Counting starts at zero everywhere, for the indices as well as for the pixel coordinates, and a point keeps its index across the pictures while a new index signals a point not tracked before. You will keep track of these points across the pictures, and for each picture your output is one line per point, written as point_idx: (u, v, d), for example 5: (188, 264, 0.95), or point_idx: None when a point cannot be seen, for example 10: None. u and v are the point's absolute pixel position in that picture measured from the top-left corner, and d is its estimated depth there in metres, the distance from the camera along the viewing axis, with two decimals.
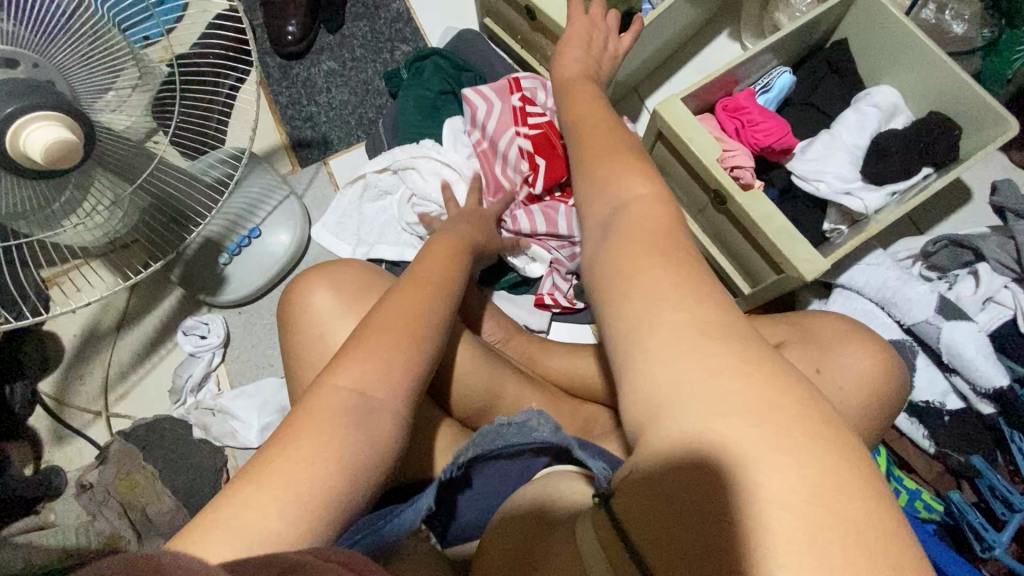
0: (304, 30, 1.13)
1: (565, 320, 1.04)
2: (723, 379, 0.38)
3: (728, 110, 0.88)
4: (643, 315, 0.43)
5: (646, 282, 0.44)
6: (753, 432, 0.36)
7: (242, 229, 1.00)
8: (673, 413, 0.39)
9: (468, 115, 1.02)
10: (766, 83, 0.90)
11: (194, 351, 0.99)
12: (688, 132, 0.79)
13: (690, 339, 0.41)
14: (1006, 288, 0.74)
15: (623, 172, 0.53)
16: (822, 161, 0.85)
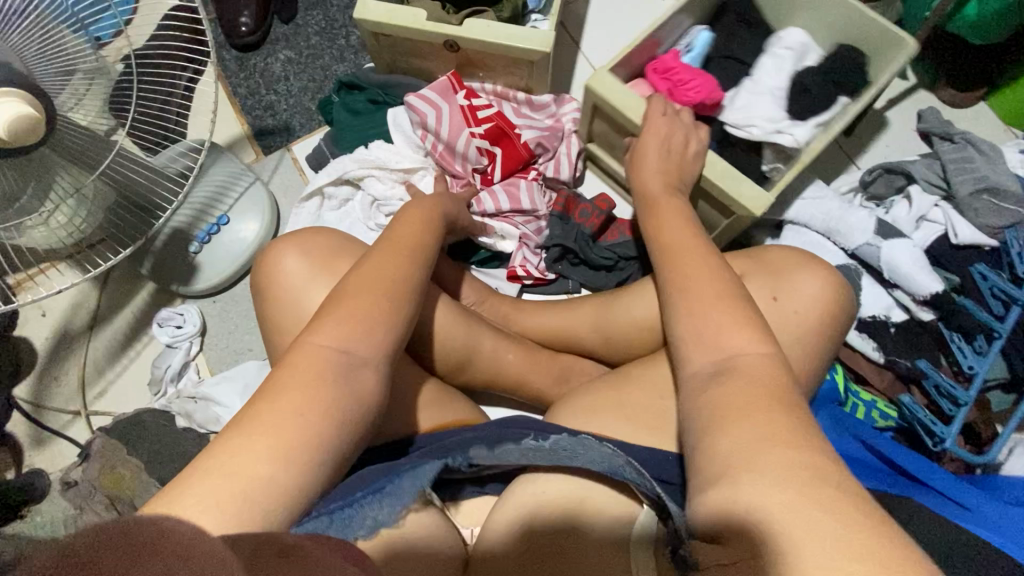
0: (258, 21, 1.15)
1: (537, 292, 1.04)
2: (774, 454, 0.44)
3: (659, 72, 0.93)
4: (725, 412, 0.49)
5: (718, 391, 0.51)
6: (787, 495, 0.41)
7: (211, 217, 1.01)
8: (737, 463, 0.45)
9: (410, 116, 1.00)
10: (687, 43, 0.96)
11: (171, 342, 0.99)
12: (625, 98, 0.83)
13: (759, 435, 0.46)
14: (937, 206, 0.79)
15: (697, 269, 0.62)
16: (749, 107, 0.90)
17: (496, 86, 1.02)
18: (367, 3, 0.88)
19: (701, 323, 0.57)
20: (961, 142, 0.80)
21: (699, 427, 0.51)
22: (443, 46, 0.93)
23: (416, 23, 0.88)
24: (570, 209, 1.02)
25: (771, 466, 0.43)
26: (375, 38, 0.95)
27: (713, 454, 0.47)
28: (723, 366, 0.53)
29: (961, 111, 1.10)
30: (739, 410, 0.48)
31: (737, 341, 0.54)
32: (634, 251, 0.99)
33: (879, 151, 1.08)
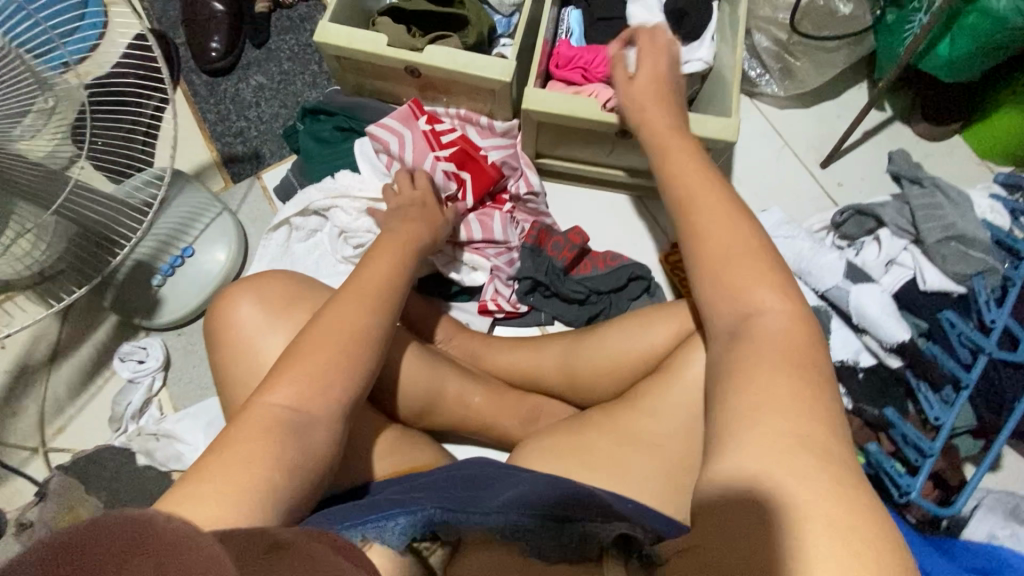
0: (228, 46, 1.13)
1: (510, 325, 1.02)
2: (792, 456, 0.42)
3: (561, 67, 0.94)
4: (742, 374, 0.47)
5: (747, 362, 0.48)
6: (802, 493, 0.40)
7: (174, 249, 0.98)
8: (740, 456, 0.44)
9: (375, 143, 0.98)
10: (566, 28, 0.99)
11: (133, 377, 0.96)
12: (563, 104, 0.84)
13: (770, 414, 0.44)
14: (905, 250, 0.79)
15: (717, 213, 0.56)
16: None
17: (460, 110, 0.98)
18: (328, 27, 0.87)
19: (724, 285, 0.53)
20: (930, 186, 0.78)
21: (715, 390, 0.49)
22: (403, 72, 0.91)
23: (377, 50, 0.87)
24: (543, 241, 1.00)
25: (775, 445, 0.43)
26: (338, 61, 0.93)
27: (727, 410, 0.47)
28: (741, 324, 0.51)
29: (936, 145, 1.10)
30: (758, 374, 0.47)
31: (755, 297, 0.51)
32: (607, 286, 0.98)
33: (855, 184, 1.07)
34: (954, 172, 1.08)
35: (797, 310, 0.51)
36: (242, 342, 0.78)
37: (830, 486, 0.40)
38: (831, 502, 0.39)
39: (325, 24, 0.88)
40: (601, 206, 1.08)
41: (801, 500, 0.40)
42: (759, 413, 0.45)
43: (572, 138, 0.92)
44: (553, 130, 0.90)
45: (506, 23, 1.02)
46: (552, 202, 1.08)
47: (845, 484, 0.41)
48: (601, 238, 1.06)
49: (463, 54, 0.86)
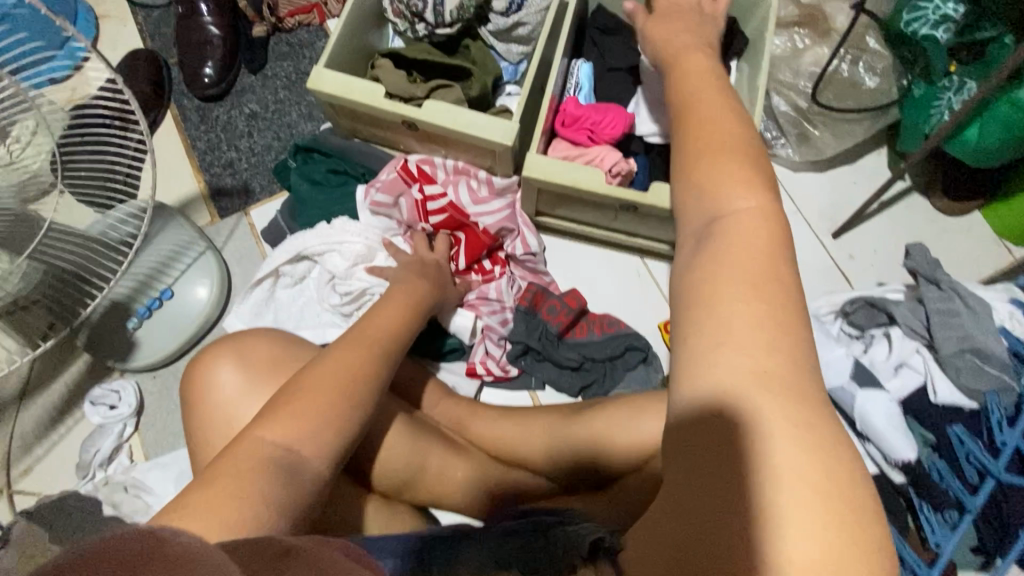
0: (221, 72, 1.08)
1: (499, 388, 0.97)
2: (767, 393, 0.36)
3: (567, 126, 0.89)
4: (711, 288, 0.40)
5: (724, 275, 0.40)
6: (774, 438, 0.34)
7: (153, 291, 0.95)
8: (713, 386, 0.37)
9: (370, 194, 0.94)
10: (575, 82, 0.94)
11: (103, 422, 0.92)
12: (566, 174, 0.80)
13: (750, 336, 0.37)
14: (917, 353, 0.75)
15: (711, 127, 0.47)
16: (659, 116, 0.91)
17: (456, 163, 0.95)
18: (322, 74, 0.82)
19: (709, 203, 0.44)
20: (948, 289, 0.74)
21: (682, 300, 0.41)
22: (400, 125, 0.87)
23: (374, 101, 0.83)
24: (538, 304, 0.96)
25: (745, 374, 0.36)
26: (332, 107, 0.88)
27: (695, 328, 0.39)
28: (710, 224, 0.43)
29: (953, 221, 1.05)
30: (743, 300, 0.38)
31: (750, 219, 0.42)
32: (602, 354, 0.94)
33: (866, 258, 1.03)
34: (972, 250, 1.04)
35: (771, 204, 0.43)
36: (212, 414, 0.75)
37: (801, 415, 0.35)
38: (797, 437, 0.34)
39: (320, 70, 0.83)
40: (600, 267, 1.03)
41: (772, 444, 0.34)
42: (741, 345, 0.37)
43: (574, 205, 0.88)
44: (554, 196, 0.86)
45: (513, 71, 0.97)
46: (552, 257, 1.04)
47: (823, 436, 0.35)
48: (600, 299, 1.02)
49: (464, 114, 0.82)
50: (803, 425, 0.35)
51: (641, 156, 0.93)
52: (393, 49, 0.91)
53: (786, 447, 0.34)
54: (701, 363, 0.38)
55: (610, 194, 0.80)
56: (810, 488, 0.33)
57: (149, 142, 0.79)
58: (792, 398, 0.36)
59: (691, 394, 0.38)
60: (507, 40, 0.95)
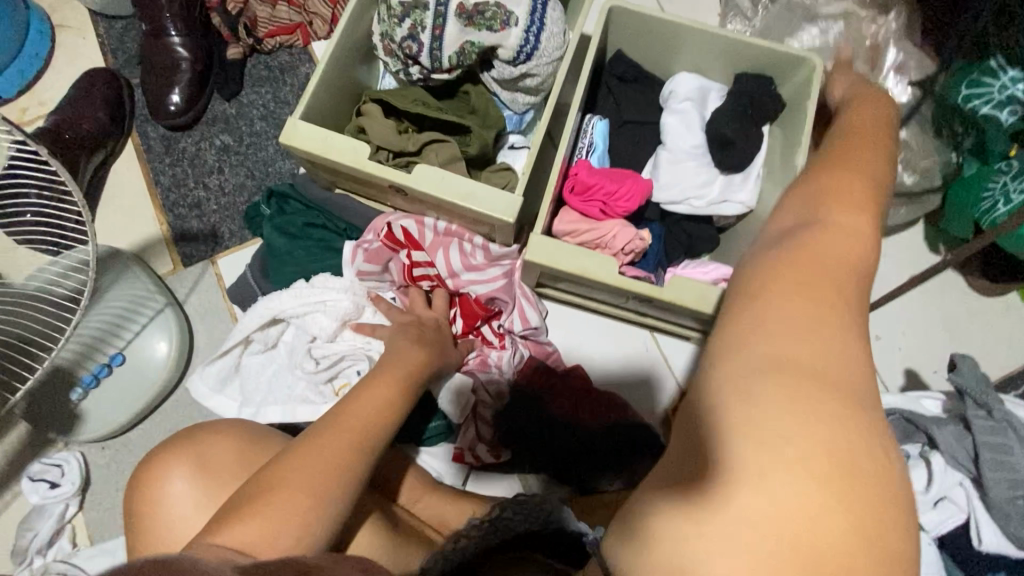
0: (190, 100, 0.96)
1: (487, 473, 0.88)
2: (800, 368, 0.33)
3: (577, 193, 0.78)
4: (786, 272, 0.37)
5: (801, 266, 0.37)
6: (786, 394, 0.33)
7: (102, 356, 0.84)
8: (754, 339, 0.35)
9: (354, 257, 0.84)
10: (588, 143, 0.83)
11: (42, 502, 0.82)
12: (575, 260, 0.70)
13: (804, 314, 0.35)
14: (960, 485, 0.66)
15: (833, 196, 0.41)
16: (683, 186, 0.81)
17: (450, 225, 0.82)
18: (298, 130, 0.71)
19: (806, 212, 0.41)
20: (1001, 419, 0.64)
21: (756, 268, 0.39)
22: (387, 187, 0.76)
23: (356, 162, 0.71)
24: (539, 382, 0.86)
25: (788, 341, 0.34)
26: (310, 162, 0.77)
27: (756, 286, 0.37)
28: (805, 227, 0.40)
29: (989, 301, 0.97)
30: (781, 281, 0.37)
31: (848, 237, 0.39)
32: (605, 446, 0.84)
33: (894, 339, 0.95)
34: (1008, 334, 0.95)
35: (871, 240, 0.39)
36: (154, 530, 0.64)
37: (820, 406, 0.33)
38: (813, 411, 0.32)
39: (295, 122, 0.71)
40: (606, 339, 0.94)
41: (779, 404, 0.33)
42: (767, 319, 0.35)
43: (582, 286, 0.78)
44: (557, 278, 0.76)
45: (518, 121, 0.86)
46: (553, 326, 0.94)
47: (841, 416, 0.33)
48: (604, 375, 0.92)
49: (460, 182, 0.71)
50: (820, 408, 0.33)
51: (655, 222, 0.83)
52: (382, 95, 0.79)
53: (796, 413, 0.32)
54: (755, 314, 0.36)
55: (624, 286, 0.70)
56: (787, 446, 0.32)
57: (86, 215, 0.66)
58: (794, 367, 0.33)
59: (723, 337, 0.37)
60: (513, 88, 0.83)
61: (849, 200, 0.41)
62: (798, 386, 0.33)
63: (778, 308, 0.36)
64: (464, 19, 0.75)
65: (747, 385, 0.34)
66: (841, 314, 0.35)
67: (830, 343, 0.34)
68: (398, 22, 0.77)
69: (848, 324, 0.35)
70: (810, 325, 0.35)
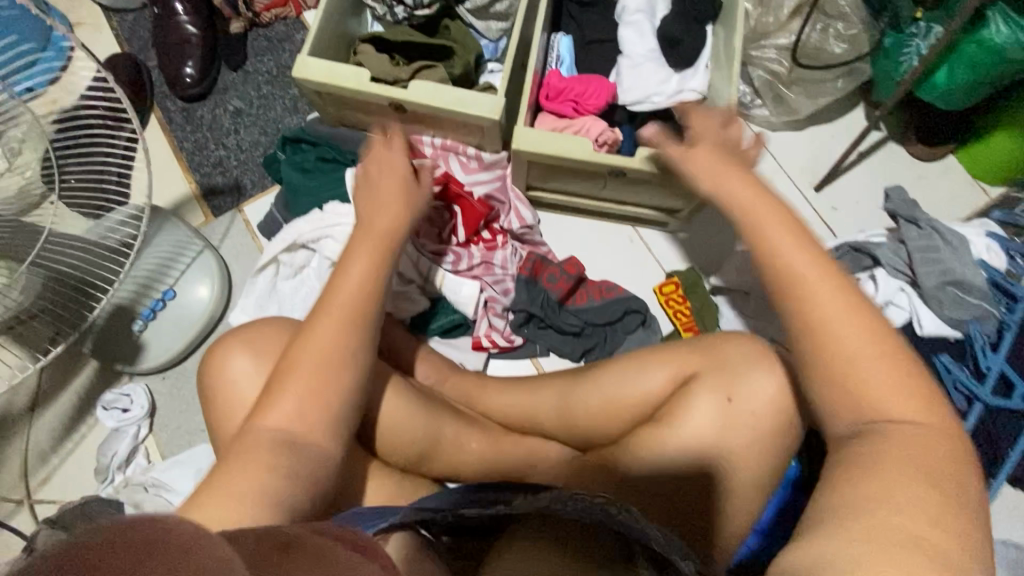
0: (203, 72, 1.08)
1: (504, 359, 1.00)
2: (898, 547, 0.40)
3: (552, 98, 0.91)
4: (875, 472, 0.46)
5: (890, 473, 0.45)
6: (883, 563, 0.39)
7: (155, 293, 0.96)
8: (856, 520, 0.43)
9: (353, 170, 0.92)
10: (556, 56, 0.97)
11: (117, 426, 0.93)
12: (553, 143, 0.81)
13: (891, 499, 0.43)
14: (902, 291, 0.78)
15: (880, 372, 0.50)
16: (644, 84, 0.90)
17: (444, 139, 0.94)
18: (306, 64, 0.83)
19: (856, 387, 0.50)
20: (927, 228, 0.77)
21: (845, 462, 0.48)
22: (387, 108, 0.88)
23: (359, 86, 0.83)
24: (538, 272, 0.98)
25: (890, 523, 0.42)
26: (319, 94, 0.90)
27: (849, 482, 0.46)
28: (879, 424, 0.49)
29: (931, 166, 1.09)
30: (885, 473, 0.45)
31: (928, 440, 0.47)
32: (601, 319, 0.96)
33: (849, 209, 1.06)
34: (947, 194, 1.07)
35: (944, 432, 0.48)
36: (224, 403, 0.76)
37: (921, 571, 0.38)
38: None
39: (303, 58, 0.83)
40: (595, 237, 1.06)
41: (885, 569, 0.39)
42: (875, 500, 0.44)
43: (565, 177, 0.90)
44: (543, 169, 0.87)
45: (493, 48, 0.99)
46: (547, 232, 1.06)
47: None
48: (596, 267, 1.04)
49: (450, 91, 0.83)
50: (915, 572, 0.38)
51: (625, 126, 0.94)
52: (374, 33, 0.91)
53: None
54: (852, 508, 0.44)
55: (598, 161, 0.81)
56: None
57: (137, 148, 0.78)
58: (907, 539, 0.40)
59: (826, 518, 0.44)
60: (485, 18, 0.98)
61: (916, 387, 0.50)
62: (908, 555, 0.39)
63: (882, 491, 0.44)
64: None
65: (859, 545, 0.41)
66: (943, 508, 0.42)
67: (939, 529, 0.41)
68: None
69: (951, 521, 0.42)
70: (902, 514, 0.42)
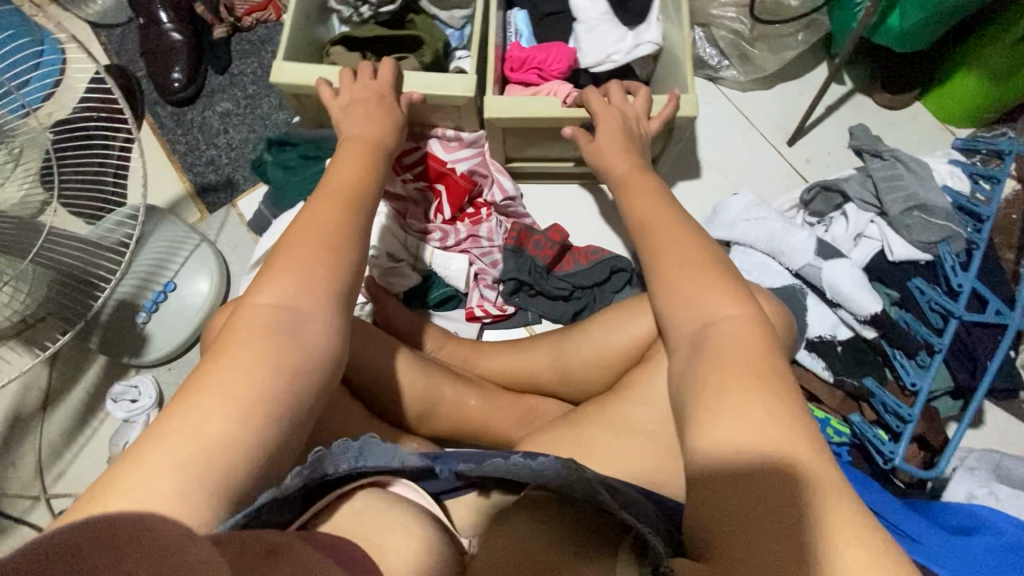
0: (190, 75, 1.12)
1: (498, 329, 1.03)
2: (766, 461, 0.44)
3: (517, 69, 0.95)
4: (714, 389, 0.49)
5: (729, 385, 0.48)
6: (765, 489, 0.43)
7: (156, 285, 0.99)
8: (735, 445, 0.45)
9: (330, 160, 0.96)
10: (515, 30, 1.03)
11: (126, 417, 0.96)
12: (526, 106, 0.84)
13: (744, 411, 0.46)
14: (872, 222, 0.81)
15: (705, 290, 0.55)
16: (601, 44, 0.96)
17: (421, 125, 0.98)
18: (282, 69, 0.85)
19: (696, 311, 0.54)
20: (889, 158, 0.81)
21: (689, 391, 0.51)
22: None
23: None
24: (524, 241, 1.00)
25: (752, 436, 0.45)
26: (296, 98, 0.92)
27: (700, 408, 0.48)
28: (703, 333, 0.53)
29: (898, 113, 1.12)
30: (724, 386, 0.48)
31: (739, 324, 0.52)
32: (589, 280, 0.99)
33: (822, 159, 1.09)
34: (918, 138, 1.10)
35: (751, 316, 0.53)
36: None
37: (794, 482, 0.43)
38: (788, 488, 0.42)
39: (279, 63, 0.85)
40: (577, 204, 1.09)
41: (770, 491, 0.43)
42: (733, 423, 0.46)
43: (541, 140, 0.94)
44: (520, 135, 0.91)
45: (459, 35, 1.04)
46: (531, 204, 1.09)
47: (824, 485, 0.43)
48: (581, 234, 1.07)
49: (422, 75, 0.85)
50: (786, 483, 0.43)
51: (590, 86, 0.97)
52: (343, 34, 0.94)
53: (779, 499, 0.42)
54: (719, 438, 0.46)
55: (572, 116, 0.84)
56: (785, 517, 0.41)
57: None
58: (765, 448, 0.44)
59: (708, 450, 0.46)
60: (449, 8, 1.02)
61: (716, 284, 0.55)
62: (784, 467, 0.43)
63: (734, 408, 0.47)
64: None
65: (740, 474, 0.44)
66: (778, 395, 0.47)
67: (786, 421, 0.46)
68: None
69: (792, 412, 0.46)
70: (763, 422, 0.46)
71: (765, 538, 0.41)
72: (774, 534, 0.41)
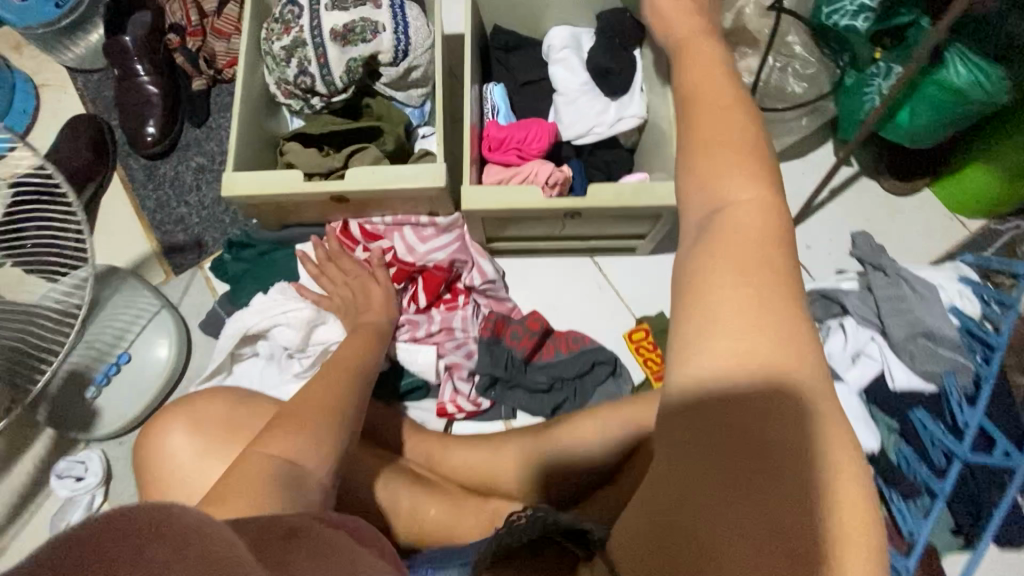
0: (164, 130, 1.08)
1: (472, 421, 0.96)
2: (770, 392, 0.31)
3: (495, 148, 0.90)
4: (705, 284, 0.33)
5: (726, 279, 0.33)
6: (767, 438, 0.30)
7: (110, 357, 0.94)
8: (724, 365, 0.31)
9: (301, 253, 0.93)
10: (491, 106, 0.95)
11: (70, 496, 0.90)
12: (503, 196, 0.79)
13: (750, 312, 0.32)
14: (873, 340, 0.76)
15: (725, 148, 0.37)
16: (584, 118, 0.92)
17: (393, 215, 0.92)
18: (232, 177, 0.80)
19: (715, 179, 0.36)
20: (894, 275, 0.77)
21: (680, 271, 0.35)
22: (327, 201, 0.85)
23: (294, 186, 0.81)
24: (500, 330, 0.95)
25: (748, 346, 0.31)
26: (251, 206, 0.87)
27: (691, 302, 0.33)
28: (712, 213, 0.36)
29: (905, 201, 1.06)
30: (721, 270, 0.33)
31: (760, 201, 0.35)
32: (570, 372, 0.93)
33: (822, 247, 1.03)
34: (926, 227, 1.04)
35: (773, 193, 0.36)
36: (166, 478, 0.74)
37: (801, 445, 0.30)
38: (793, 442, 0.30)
39: (229, 174, 0.81)
40: (560, 282, 1.03)
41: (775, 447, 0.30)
42: (712, 330, 0.32)
43: (521, 224, 0.88)
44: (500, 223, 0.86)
45: (420, 114, 0.97)
46: (513, 281, 1.03)
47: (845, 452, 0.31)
48: (563, 316, 1.02)
49: (392, 169, 0.81)
50: (792, 432, 0.30)
51: (574, 160, 0.91)
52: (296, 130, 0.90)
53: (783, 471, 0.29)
54: (708, 361, 0.32)
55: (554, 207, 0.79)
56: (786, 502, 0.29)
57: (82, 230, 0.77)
58: (767, 381, 0.31)
59: (686, 390, 0.32)
60: (405, 87, 0.94)
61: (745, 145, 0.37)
62: (787, 428, 0.30)
63: (728, 305, 0.32)
64: (340, 40, 0.86)
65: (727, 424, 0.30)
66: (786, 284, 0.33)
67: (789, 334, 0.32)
68: (286, 64, 0.89)
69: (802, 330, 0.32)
70: (768, 345, 0.31)
71: (757, 497, 0.29)
72: (746, 502, 0.29)
